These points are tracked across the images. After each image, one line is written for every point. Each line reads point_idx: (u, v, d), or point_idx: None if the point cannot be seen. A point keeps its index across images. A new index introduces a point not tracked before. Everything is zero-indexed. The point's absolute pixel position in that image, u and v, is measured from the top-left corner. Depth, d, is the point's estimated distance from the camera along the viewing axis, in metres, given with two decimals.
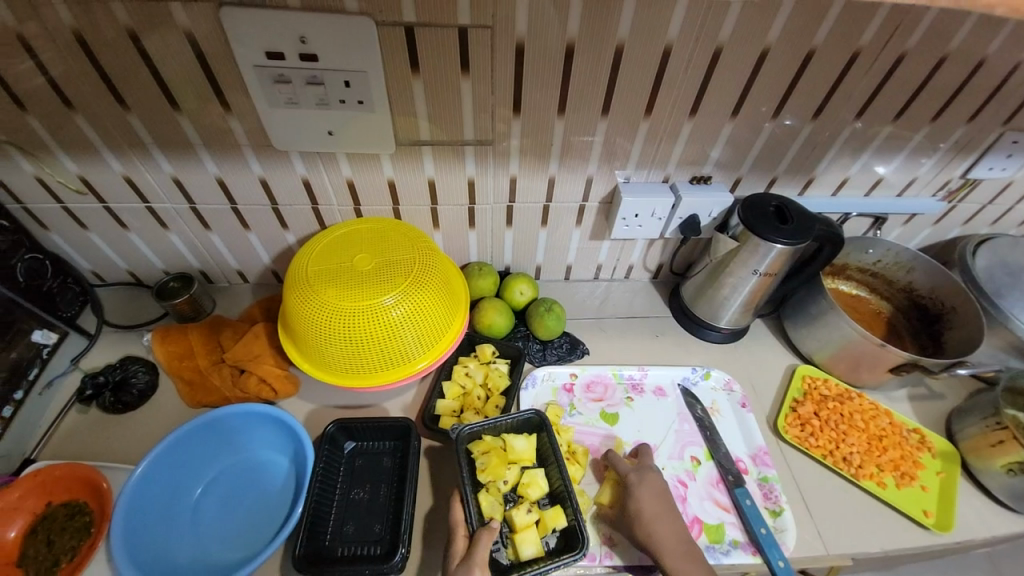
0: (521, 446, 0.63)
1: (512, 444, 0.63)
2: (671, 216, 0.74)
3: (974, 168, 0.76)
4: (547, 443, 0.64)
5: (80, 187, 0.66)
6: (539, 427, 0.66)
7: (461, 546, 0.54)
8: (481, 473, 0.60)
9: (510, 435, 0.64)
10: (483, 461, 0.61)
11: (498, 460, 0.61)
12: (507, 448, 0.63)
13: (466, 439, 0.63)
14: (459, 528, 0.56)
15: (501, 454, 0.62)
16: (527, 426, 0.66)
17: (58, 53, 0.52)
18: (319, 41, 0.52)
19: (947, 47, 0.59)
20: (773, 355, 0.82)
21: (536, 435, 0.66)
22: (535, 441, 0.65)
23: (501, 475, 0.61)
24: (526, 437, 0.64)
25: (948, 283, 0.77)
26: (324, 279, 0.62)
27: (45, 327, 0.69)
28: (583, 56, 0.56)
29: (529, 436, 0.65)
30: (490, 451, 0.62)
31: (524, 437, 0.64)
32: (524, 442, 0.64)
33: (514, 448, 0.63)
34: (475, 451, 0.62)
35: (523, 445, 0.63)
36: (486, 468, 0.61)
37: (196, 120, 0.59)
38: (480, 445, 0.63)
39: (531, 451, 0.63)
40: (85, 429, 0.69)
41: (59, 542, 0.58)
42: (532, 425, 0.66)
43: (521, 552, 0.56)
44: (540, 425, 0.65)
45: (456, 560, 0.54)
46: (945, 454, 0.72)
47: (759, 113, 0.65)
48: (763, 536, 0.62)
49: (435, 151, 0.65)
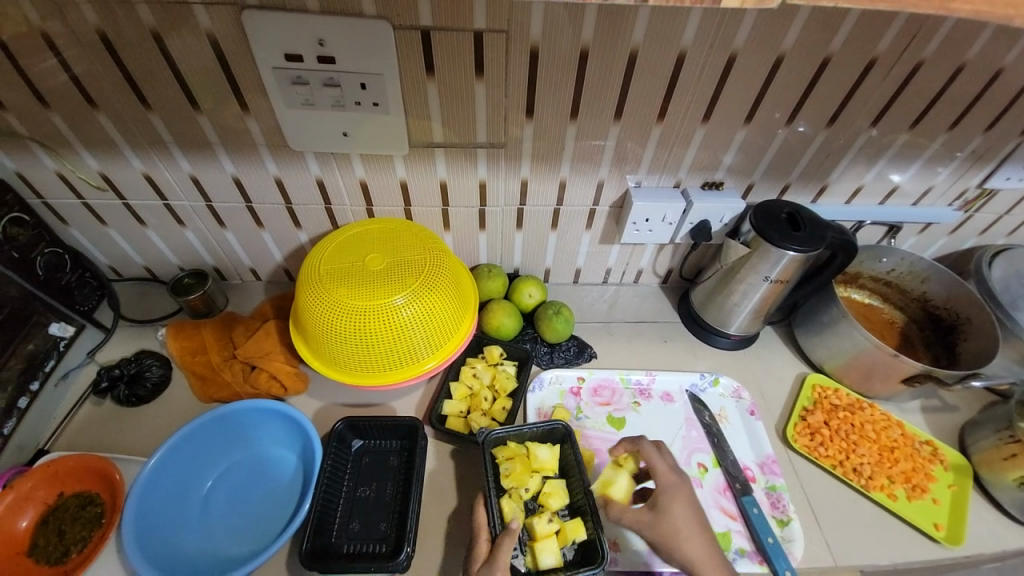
0: (544, 456, 0.63)
1: (536, 453, 0.63)
2: (682, 222, 0.74)
3: (991, 177, 0.75)
4: (572, 455, 0.64)
5: (100, 184, 0.68)
6: (563, 438, 0.65)
7: (484, 549, 0.55)
8: (505, 479, 0.60)
9: (534, 443, 0.64)
10: (507, 467, 0.61)
11: (522, 467, 0.61)
12: (531, 456, 0.63)
13: (491, 443, 0.63)
14: (482, 532, 0.56)
15: (525, 462, 0.62)
16: (550, 436, 0.66)
17: (84, 53, 0.53)
18: (336, 44, 0.53)
19: (965, 57, 0.59)
20: (782, 363, 0.82)
21: (560, 446, 0.65)
22: (559, 451, 0.65)
23: (525, 483, 0.60)
24: (550, 447, 0.64)
25: (964, 294, 0.76)
26: (336, 278, 0.62)
27: (63, 320, 0.70)
28: (597, 61, 0.56)
29: (552, 446, 0.65)
30: (514, 458, 0.62)
31: (547, 447, 0.64)
32: (548, 451, 0.63)
33: (538, 457, 0.63)
34: (499, 457, 0.62)
35: (546, 455, 0.63)
36: (510, 474, 0.60)
37: (214, 120, 0.60)
38: (505, 451, 0.63)
39: (554, 462, 0.63)
40: (99, 421, 0.70)
41: (70, 532, 0.59)
42: (556, 437, 0.66)
43: (540, 561, 0.56)
44: (564, 437, 0.65)
45: (478, 562, 0.54)
46: (957, 467, 0.71)
47: (773, 120, 0.64)
48: (770, 546, 0.61)
49: (447, 153, 0.66)
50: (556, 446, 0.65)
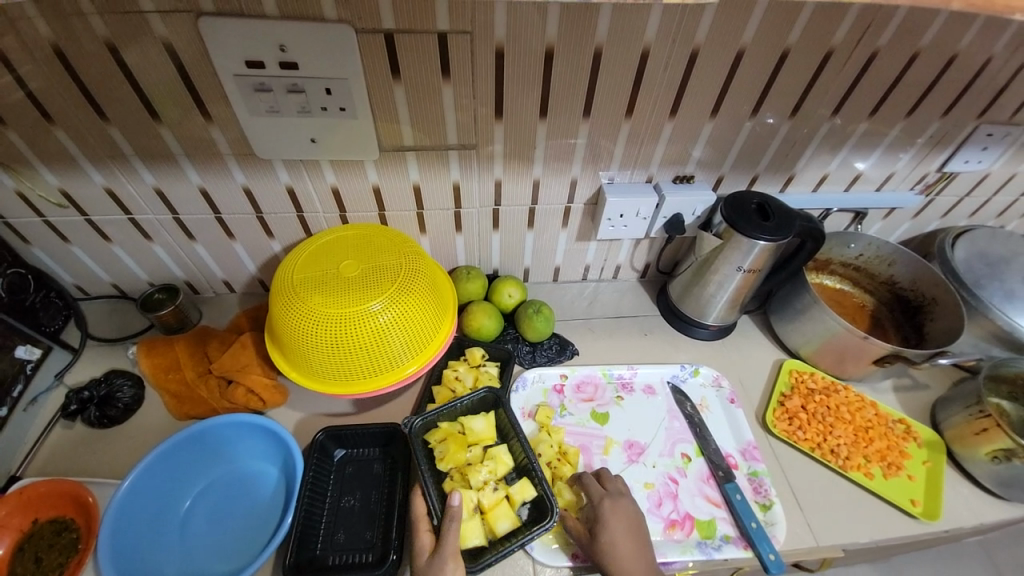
0: (480, 427, 0.64)
1: (470, 426, 0.64)
2: (656, 216, 0.75)
3: (950, 161, 0.77)
4: (505, 419, 0.65)
5: (61, 200, 0.66)
6: (496, 405, 0.67)
7: (427, 541, 0.54)
8: (440, 462, 0.61)
9: (467, 418, 0.65)
10: (441, 449, 0.62)
11: (456, 445, 0.62)
12: (466, 431, 0.64)
13: (421, 429, 0.62)
14: (422, 523, 0.55)
15: (459, 439, 0.63)
16: (483, 406, 0.67)
17: (35, 66, 0.52)
18: (299, 50, 0.52)
19: (917, 45, 0.61)
20: (760, 350, 0.83)
21: (495, 413, 0.66)
22: (494, 419, 0.66)
23: (463, 459, 0.61)
24: (483, 417, 0.65)
25: (930, 275, 0.78)
26: (311, 287, 0.61)
27: (28, 342, 0.68)
28: (563, 58, 0.56)
29: (487, 416, 0.66)
30: (447, 439, 0.63)
31: (481, 417, 0.65)
32: (482, 422, 0.64)
33: (473, 430, 0.64)
34: (432, 441, 0.62)
35: (481, 425, 0.64)
36: (445, 456, 0.61)
37: (177, 130, 0.59)
38: (437, 433, 0.63)
39: (489, 431, 0.64)
40: (72, 446, 0.68)
41: (47, 559, 0.57)
42: (489, 405, 0.67)
43: (496, 529, 0.57)
44: (496, 403, 0.66)
45: (422, 556, 0.52)
46: (931, 443, 0.73)
47: (739, 112, 0.66)
48: (754, 530, 0.62)
49: (419, 156, 0.65)
50: (491, 413, 0.66)
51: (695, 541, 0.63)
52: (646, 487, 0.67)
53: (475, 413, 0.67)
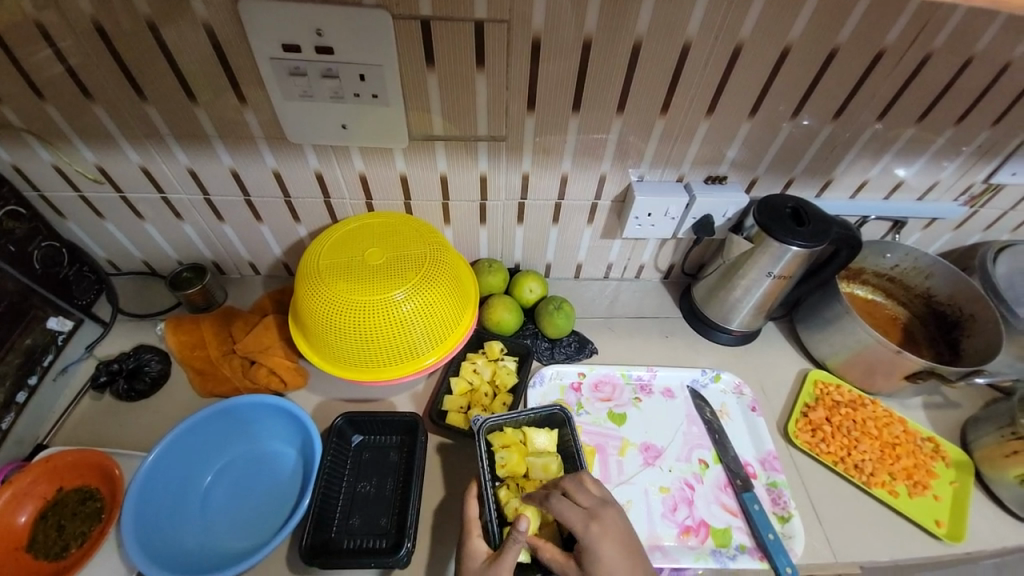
0: (542, 442, 0.62)
1: (533, 439, 0.62)
2: (685, 216, 0.73)
3: (997, 172, 0.74)
4: (570, 440, 0.63)
5: (97, 176, 0.67)
6: (561, 424, 0.65)
7: (481, 548, 0.53)
8: (500, 469, 0.60)
9: (530, 428, 0.63)
10: (503, 456, 0.60)
11: (518, 455, 0.60)
12: (527, 442, 0.62)
13: (486, 431, 0.62)
14: (474, 526, 0.54)
15: (521, 449, 0.61)
16: (547, 421, 0.65)
17: (77, 42, 0.52)
18: (335, 35, 0.52)
19: (972, 50, 0.58)
20: (783, 358, 0.81)
21: (558, 431, 0.64)
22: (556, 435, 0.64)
23: (522, 471, 0.60)
24: (547, 432, 0.63)
25: (969, 289, 0.75)
26: (336, 273, 0.62)
27: (60, 314, 0.70)
28: (600, 51, 0.55)
29: (550, 431, 0.64)
30: (510, 446, 0.61)
31: (545, 432, 0.63)
32: (545, 437, 0.62)
33: (535, 443, 0.62)
34: (495, 444, 0.61)
35: (544, 440, 0.62)
36: (506, 464, 0.60)
37: (211, 112, 0.59)
38: (501, 439, 0.61)
39: (551, 448, 0.62)
40: (100, 415, 0.70)
41: (70, 527, 0.59)
42: (553, 422, 0.65)
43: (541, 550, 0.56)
44: (562, 422, 0.64)
45: (475, 561, 0.52)
46: (959, 464, 0.71)
47: (778, 113, 0.63)
48: (771, 542, 0.61)
49: (448, 146, 0.65)
50: (555, 430, 0.64)
51: (709, 549, 0.62)
52: (661, 491, 0.66)
53: (536, 426, 0.65)
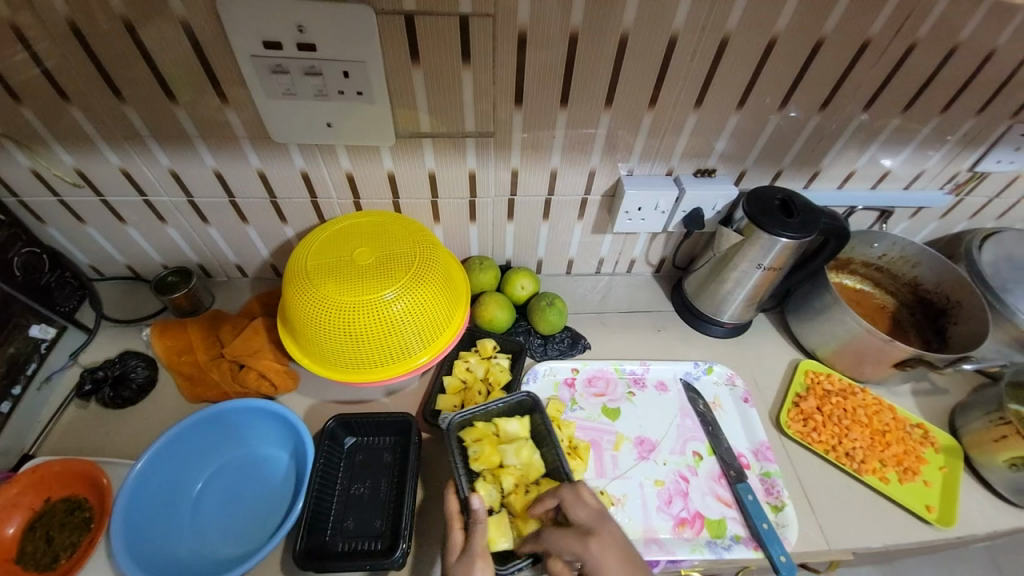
0: (514, 429, 0.62)
1: (504, 428, 0.62)
2: (675, 210, 0.73)
3: (982, 160, 0.74)
4: (541, 424, 0.63)
5: (76, 180, 0.65)
6: (530, 410, 0.65)
7: (459, 539, 0.53)
8: (475, 462, 0.59)
9: (501, 418, 0.63)
10: (476, 449, 0.59)
11: (491, 446, 0.60)
12: (499, 432, 0.62)
13: (457, 427, 0.61)
14: (455, 520, 0.54)
15: (494, 440, 0.61)
16: (517, 409, 0.65)
17: (52, 43, 0.51)
18: (317, 31, 0.51)
19: (956, 38, 0.58)
20: (775, 349, 0.82)
21: (529, 417, 0.64)
22: (529, 422, 0.64)
23: (497, 461, 0.60)
24: (518, 419, 0.63)
25: (955, 277, 0.76)
26: (325, 273, 0.61)
27: (44, 321, 0.68)
28: (587, 45, 0.55)
29: (521, 419, 0.64)
30: (482, 439, 0.61)
31: (515, 420, 0.63)
32: (516, 425, 0.63)
33: (506, 432, 0.62)
34: (467, 439, 0.60)
35: (515, 427, 0.63)
36: (479, 457, 0.59)
37: (193, 112, 0.58)
38: (473, 432, 0.61)
39: (523, 434, 0.63)
40: (88, 423, 0.69)
41: (59, 538, 0.58)
42: (524, 408, 0.65)
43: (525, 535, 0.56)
44: (532, 408, 0.64)
45: (454, 553, 0.52)
46: (948, 449, 0.72)
47: (764, 104, 0.63)
48: (764, 531, 0.62)
49: (435, 143, 0.64)
50: (525, 417, 0.64)
51: (705, 540, 0.63)
52: (656, 485, 0.66)
53: (508, 415, 0.65)
